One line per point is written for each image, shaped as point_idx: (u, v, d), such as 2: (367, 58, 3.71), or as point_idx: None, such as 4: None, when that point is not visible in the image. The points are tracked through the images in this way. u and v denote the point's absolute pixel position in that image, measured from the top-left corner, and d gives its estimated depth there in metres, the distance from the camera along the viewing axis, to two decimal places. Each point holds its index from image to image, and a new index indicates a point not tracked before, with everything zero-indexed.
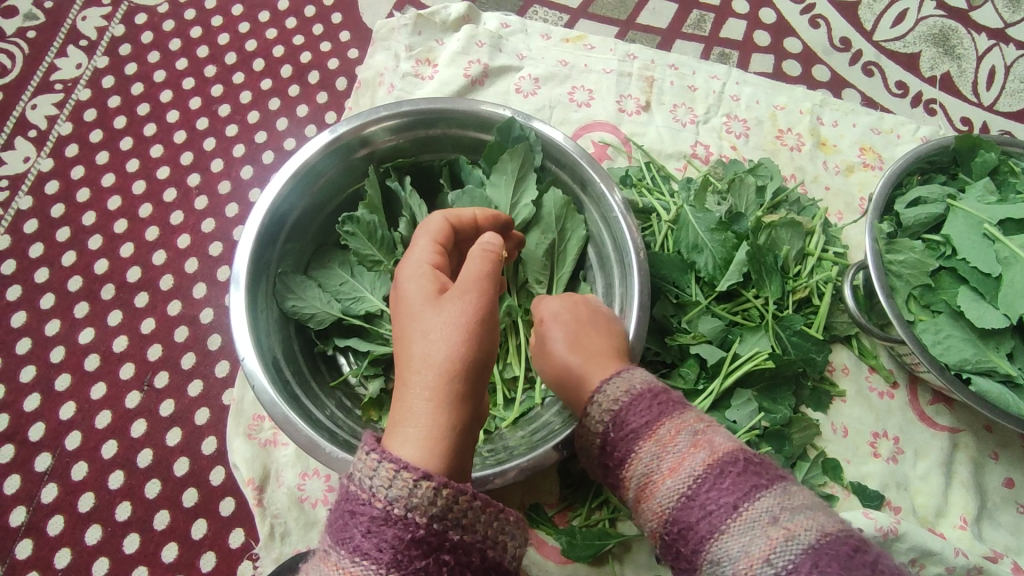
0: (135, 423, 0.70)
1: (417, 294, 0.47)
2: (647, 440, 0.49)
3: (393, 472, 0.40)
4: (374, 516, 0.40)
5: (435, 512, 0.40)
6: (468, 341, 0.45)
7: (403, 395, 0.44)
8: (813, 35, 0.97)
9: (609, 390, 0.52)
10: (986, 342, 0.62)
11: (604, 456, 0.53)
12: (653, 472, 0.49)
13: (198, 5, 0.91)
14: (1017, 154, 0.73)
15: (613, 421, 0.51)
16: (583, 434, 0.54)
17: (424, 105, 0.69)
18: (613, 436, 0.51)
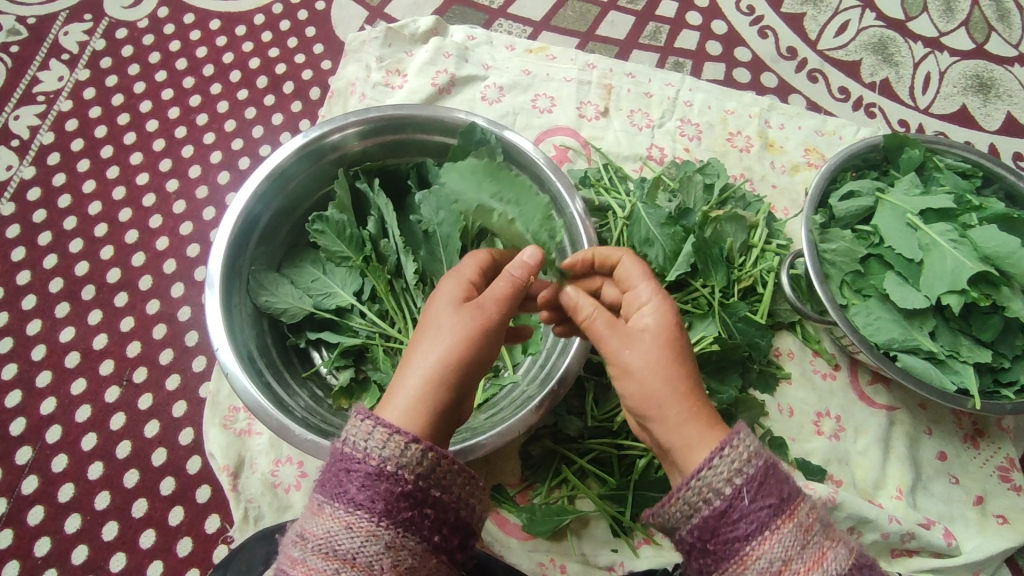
0: (114, 416, 0.73)
1: (446, 297, 0.52)
2: (785, 522, 0.46)
3: (387, 435, 0.46)
4: (368, 472, 0.46)
5: (421, 471, 0.46)
6: (466, 349, 0.50)
7: (405, 370, 0.50)
8: (761, 44, 1.03)
9: (740, 453, 0.47)
10: (910, 322, 0.68)
11: (714, 521, 0.46)
12: (792, 559, 0.45)
13: (176, 20, 0.96)
14: (942, 151, 0.79)
15: (744, 490, 0.46)
16: (690, 490, 0.47)
17: (391, 112, 0.73)
18: (739, 505, 0.46)
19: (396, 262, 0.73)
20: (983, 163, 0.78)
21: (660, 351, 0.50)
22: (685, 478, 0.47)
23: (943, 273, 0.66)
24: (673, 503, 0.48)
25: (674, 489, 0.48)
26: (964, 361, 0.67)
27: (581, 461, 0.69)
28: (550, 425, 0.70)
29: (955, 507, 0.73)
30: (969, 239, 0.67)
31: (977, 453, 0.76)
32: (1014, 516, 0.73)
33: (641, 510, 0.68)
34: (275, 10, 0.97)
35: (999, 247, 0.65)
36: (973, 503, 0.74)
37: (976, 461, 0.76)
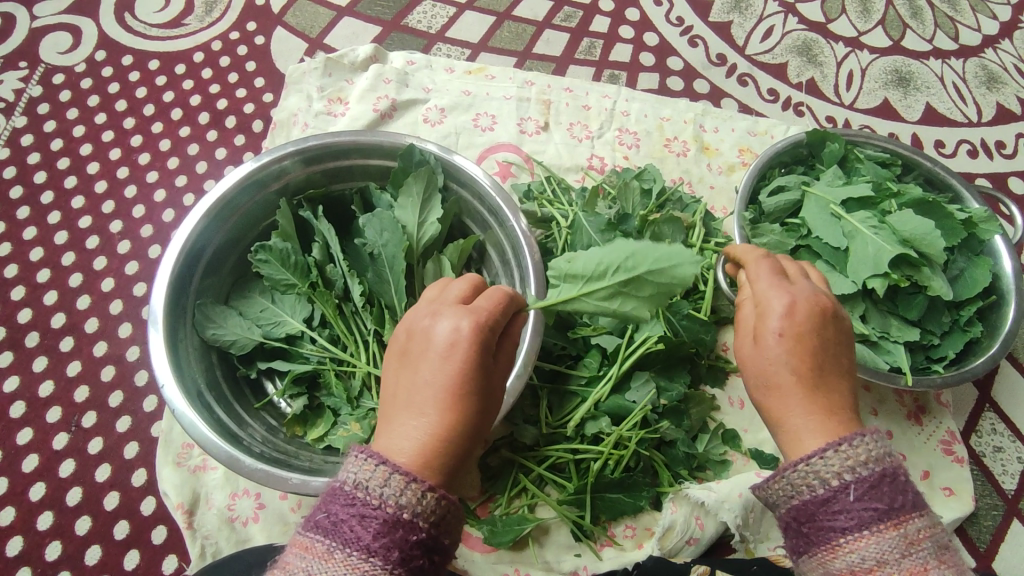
0: (63, 463, 0.72)
1: (458, 345, 0.47)
2: (888, 530, 0.44)
3: (404, 482, 0.43)
4: (384, 518, 0.43)
5: (435, 519, 0.44)
6: (463, 411, 0.46)
7: (400, 429, 0.46)
8: (692, 53, 1.08)
9: (859, 452, 0.46)
10: (841, 307, 0.71)
11: (813, 507, 0.46)
12: (885, 564, 0.43)
13: (115, 62, 0.96)
14: (862, 143, 0.83)
15: (852, 487, 0.45)
16: (796, 473, 0.47)
17: (330, 139, 0.74)
18: (842, 500, 0.45)
19: (343, 286, 0.74)
20: (900, 152, 0.82)
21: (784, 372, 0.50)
22: (793, 461, 0.48)
23: (867, 258, 0.69)
24: (777, 481, 0.48)
25: (781, 468, 0.48)
26: (894, 340, 0.71)
27: (539, 468, 0.69)
28: (507, 436, 0.71)
29: (903, 483, 0.76)
30: (888, 224, 0.70)
31: (921, 429, 0.79)
32: (958, 487, 0.76)
33: (601, 513, 0.69)
34: (214, 47, 0.98)
35: (917, 229, 0.68)
36: (920, 478, 0.76)
37: (921, 437, 0.78)
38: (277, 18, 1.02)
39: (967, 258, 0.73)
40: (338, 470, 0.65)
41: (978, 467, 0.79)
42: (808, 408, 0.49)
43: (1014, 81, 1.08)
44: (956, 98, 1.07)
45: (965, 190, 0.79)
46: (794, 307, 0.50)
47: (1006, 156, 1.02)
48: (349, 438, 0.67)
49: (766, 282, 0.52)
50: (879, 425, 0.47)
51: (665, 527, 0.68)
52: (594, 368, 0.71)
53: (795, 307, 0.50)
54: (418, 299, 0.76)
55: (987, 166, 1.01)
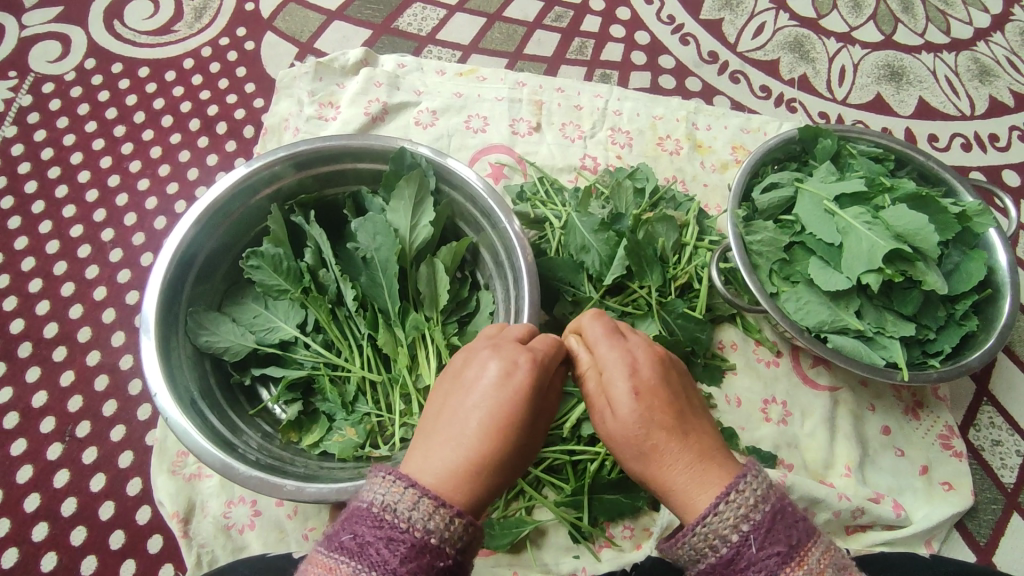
0: (58, 474, 0.71)
1: (513, 378, 0.49)
2: (796, 571, 0.42)
3: (433, 507, 0.43)
4: (411, 544, 0.42)
5: (461, 545, 0.44)
6: (505, 443, 0.47)
7: (435, 448, 0.47)
8: (683, 51, 1.07)
9: (746, 498, 0.44)
10: (836, 303, 0.71)
11: (722, 568, 0.44)
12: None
13: (105, 70, 0.96)
14: (855, 138, 0.82)
15: (751, 537, 0.43)
16: (695, 536, 0.44)
17: (321, 144, 0.74)
18: (746, 555, 0.43)
19: (336, 291, 0.74)
20: (892, 147, 0.82)
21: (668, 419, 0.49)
22: (691, 523, 0.45)
23: (861, 254, 0.68)
24: (680, 546, 0.46)
25: (679, 533, 0.45)
26: (890, 336, 0.71)
27: (536, 471, 0.69)
28: None
29: (903, 479, 0.75)
30: (881, 219, 0.70)
31: (919, 423, 0.78)
32: (957, 481, 0.76)
33: (599, 515, 0.68)
34: (204, 53, 0.98)
35: (909, 224, 0.68)
36: (919, 473, 0.76)
37: (919, 432, 0.78)
38: (267, 23, 1.01)
39: (962, 251, 0.73)
40: (335, 477, 0.64)
41: (977, 460, 0.79)
42: (683, 455, 0.47)
43: (1006, 73, 1.08)
44: (948, 91, 1.07)
45: (958, 183, 0.79)
46: (636, 363, 0.50)
47: (1000, 149, 1.02)
48: (344, 444, 0.67)
49: (600, 339, 0.52)
50: (756, 462, 0.46)
51: (662, 526, 0.69)
52: None
53: (637, 365, 0.50)
54: (412, 303, 0.76)
55: (981, 159, 1.01)
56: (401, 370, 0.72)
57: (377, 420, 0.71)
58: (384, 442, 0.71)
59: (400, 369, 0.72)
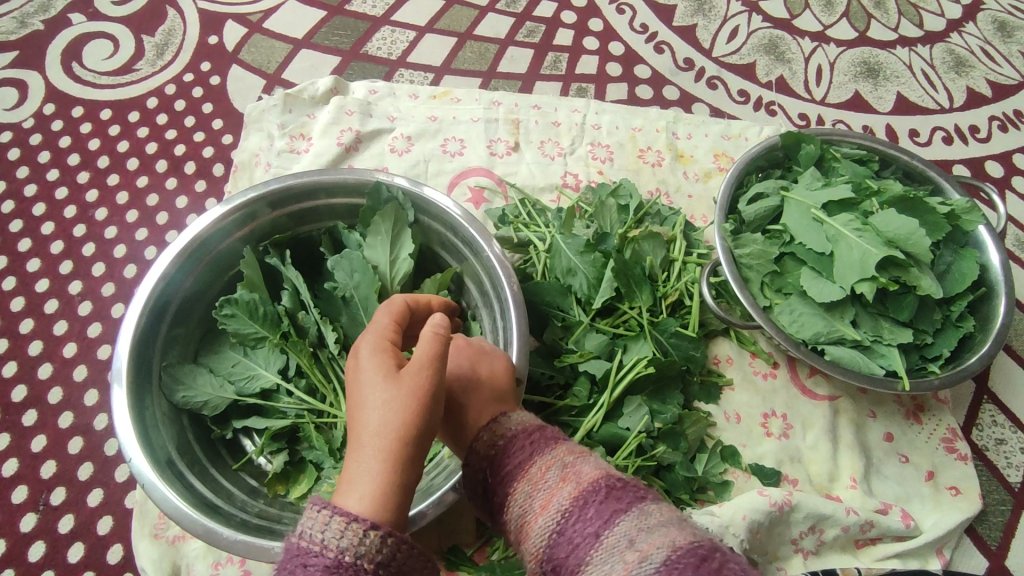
0: (32, 546, 0.68)
1: (367, 367, 0.49)
2: (521, 477, 0.51)
3: (344, 523, 0.43)
4: (326, 564, 0.42)
5: (382, 558, 0.43)
6: (408, 419, 0.47)
7: (351, 460, 0.46)
8: (658, 59, 1.06)
9: (493, 428, 0.54)
10: (832, 313, 0.69)
11: (483, 500, 0.54)
12: (527, 508, 0.50)
13: (65, 115, 0.93)
14: (838, 141, 0.81)
15: (490, 458, 0.53)
16: (466, 477, 0.55)
17: (293, 180, 0.71)
18: (489, 475, 0.53)
19: (317, 333, 0.71)
20: (875, 148, 0.80)
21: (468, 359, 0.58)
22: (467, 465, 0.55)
23: (852, 262, 0.67)
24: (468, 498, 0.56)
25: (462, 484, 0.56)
26: (888, 343, 0.69)
27: None
28: None
29: (909, 487, 0.74)
30: (871, 225, 0.69)
31: (922, 428, 0.77)
32: (964, 485, 0.74)
33: None
34: (168, 90, 0.95)
35: (900, 229, 0.67)
36: (925, 479, 0.74)
37: (922, 436, 0.77)
38: (232, 56, 0.99)
39: (952, 251, 0.72)
40: None
41: (982, 461, 0.78)
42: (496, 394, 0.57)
43: (982, 63, 1.08)
44: (926, 84, 1.06)
45: (945, 181, 0.78)
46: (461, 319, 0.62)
47: (980, 141, 1.01)
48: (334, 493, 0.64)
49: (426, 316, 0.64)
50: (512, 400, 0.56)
51: None
52: (584, 398, 0.70)
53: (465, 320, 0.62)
54: None
55: (964, 151, 1.00)
56: None
57: None
58: None
59: None
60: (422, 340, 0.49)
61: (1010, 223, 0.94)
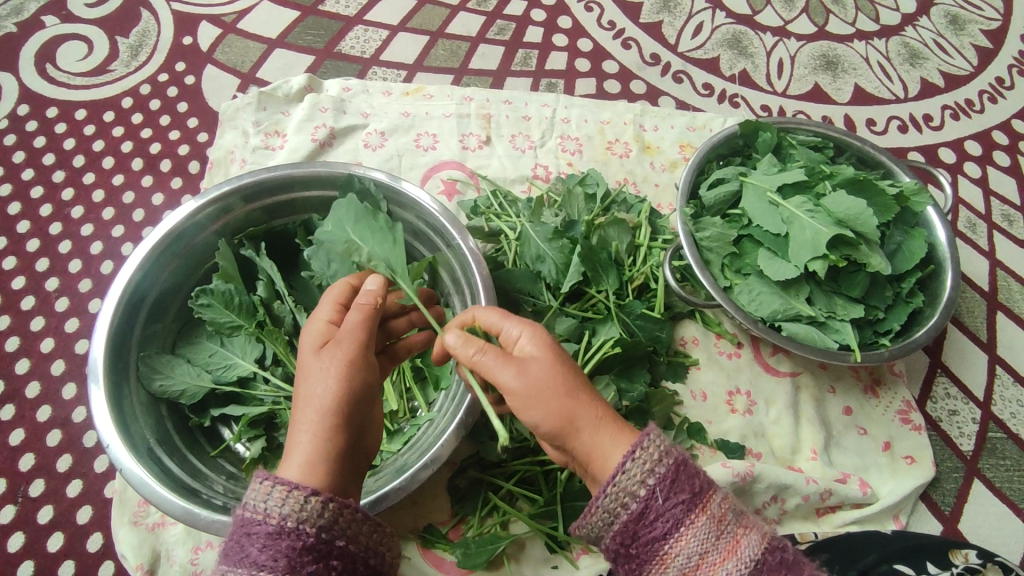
0: (12, 537, 0.69)
1: (305, 351, 0.56)
2: (698, 516, 0.48)
3: (285, 492, 0.48)
4: (269, 531, 0.47)
5: (323, 523, 0.48)
6: (334, 384, 0.53)
7: (293, 430, 0.53)
8: (626, 55, 1.09)
9: (652, 454, 0.49)
10: (788, 292, 0.73)
11: (633, 525, 0.49)
12: (707, 553, 0.47)
13: (39, 115, 0.94)
14: (794, 130, 0.85)
15: (657, 490, 0.48)
16: (608, 497, 0.49)
17: (266, 175, 0.73)
18: (654, 506, 0.48)
19: (293, 322, 0.73)
20: (830, 135, 0.84)
21: (555, 383, 0.51)
22: (603, 486, 0.50)
23: (805, 242, 0.70)
24: (594, 511, 0.50)
25: (594, 498, 0.50)
26: (841, 319, 0.72)
27: (507, 484, 0.69)
28: (474, 454, 0.71)
29: (867, 457, 0.77)
30: (823, 207, 0.72)
31: (879, 401, 0.80)
32: (919, 454, 0.78)
33: (575, 523, 0.68)
34: (143, 90, 0.97)
35: (849, 210, 0.70)
36: (882, 450, 0.78)
37: (879, 409, 0.80)
38: (207, 56, 1.00)
39: (902, 231, 0.75)
40: None
41: (937, 432, 0.81)
42: (595, 426, 0.51)
43: (935, 55, 1.12)
44: (882, 76, 1.10)
45: (895, 165, 0.81)
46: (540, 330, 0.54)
47: (934, 128, 1.05)
48: None
49: (499, 320, 0.55)
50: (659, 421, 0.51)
51: None
52: None
53: (545, 332, 0.54)
54: None
55: (919, 139, 1.04)
56: None
57: None
58: None
59: None
60: (351, 312, 0.55)
61: (962, 206, 0.98)
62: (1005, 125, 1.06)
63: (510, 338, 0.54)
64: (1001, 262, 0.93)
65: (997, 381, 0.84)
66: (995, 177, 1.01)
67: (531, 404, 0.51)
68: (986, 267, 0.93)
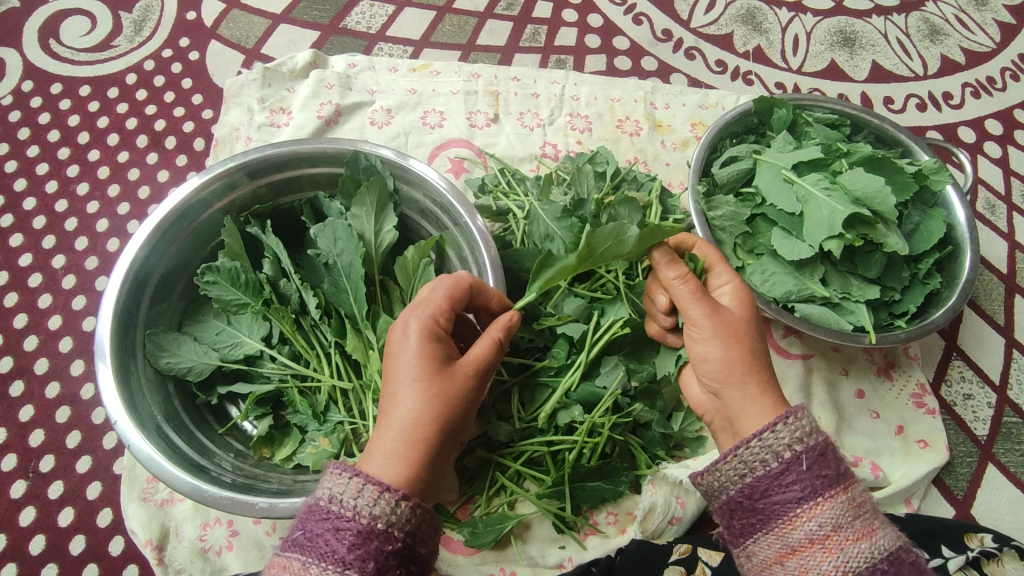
0: (24, 512, 0.70)
1: (409, 350, 0.54)
2: (838, 494, 0.50)
3: (377, 492, 0.48)
4: (358, 530, 0.47)
5: (410, 528, 0.48)
6: (442, 410, 0.52)
7: (383, 434, 0.52)
8: (637, 31, 1.07)
9: (803, 424, 0.51)
10: (802, 272, 0.71)
11: (768, 482, 0.51)
12: (841, 528, 0.49)
13: (43, 91, 0.93)
14: (810, 107, 0.82)
15: (802, 457, 0.50)
16: (750, 451, 0.52)
17: (272, 151, 0.72)
18: (796, 471, 0.50)
19: (299, 300, 0.72)
20: (848, 112, 0.82)
21: (739, 328, 0.56)
22: (747, 438, 0.52)
23: (821, 221, 0.68)
24: (729, 461, 0.52)
25: (733, 448, 0.52)
26: (856, 300, 0.71)
27: (515, 465, 0.69)
28: (481, 435, 0.69)
29: (880, 440, 0.76)
30: (839, 184, 0.70)
31: (892, 383, 0.79)
32: (933, 438, 0.77)
33: (582, 503, 0.68)
34: (147, 67, 0.95)
35: (867, 187, 0.68)
36: (895, 433, 0.77)
37: (892, 392, 0.79)
38: (211, 32, 0.99)
39: (921, 211, 0.74)
40: (309, 489, 0.63)
41: (950, 415, 0.80)
42: (752, 378, 0.55)
43: (956, 31, 1.09)
44: (901, 52, 1.07)
45: (913, 143, 0.79)
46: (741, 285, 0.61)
47: (954, 107, 1.02)
48: (319, 454, 0.65)
49: (716, 261, 0.62)
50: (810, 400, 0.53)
51: (646, 509, 0.69)
52: (563, 358, 0.69)
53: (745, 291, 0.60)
54: (379, 305, 0.74)
55: (937, 118, 1.02)
56: (374, 374, 0.69)
57: (351, 428, 0.68)
58: (360, 449, 0.68)
59: (371, 374, 0.69)
60: (480, 342, 0.56)
61: (981, 187, 0.96)
62: None
63: (714, 286, 0.61)
64: (1020, 244, 0.91)
65: (1014, 364, 0.83)
66: (1015, 156, 0.99)
67: (707, 341, 0.56)
68: (1004, 249, 0.91)
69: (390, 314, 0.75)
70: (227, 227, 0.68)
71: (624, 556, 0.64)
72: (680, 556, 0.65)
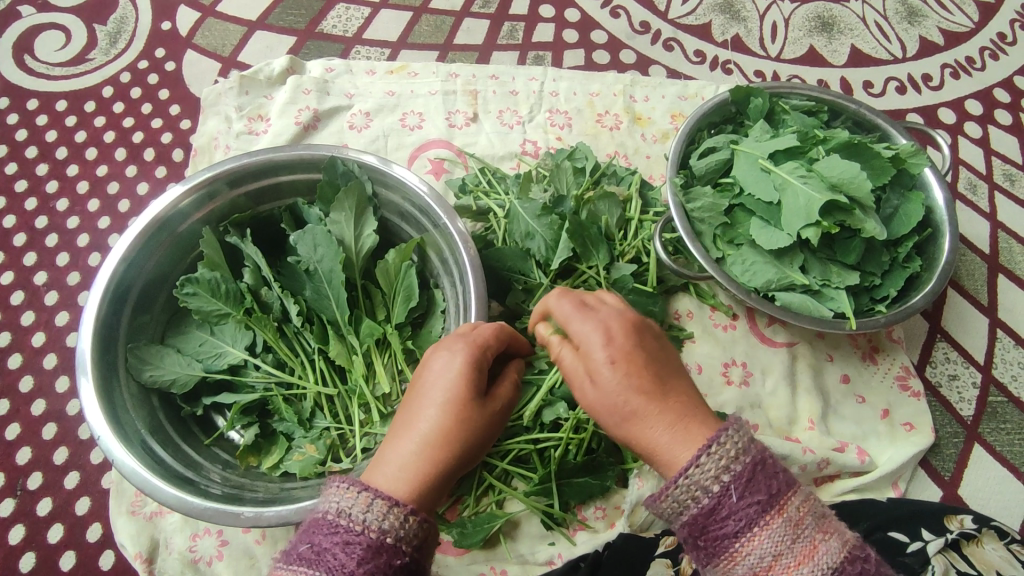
0: (13, 530, 0.71)
1: (450, 371, 0.54)
2: (773, 518, 0.46)
3: (387, 507, 0.48)
4: (369, 544, 0.46)
5: (417, 543, 0.49)
6: (466, 433, 0.52)
7: (401, 447, 0.52)
8: (614, 24, 1.06)
9: (728, 451, 0.47)
10: (781, 260, 0.71)
11: (704, 519, 0.47)
12: (782, 555, 0.45)
13: (20, 108, 0.93)
14: (787, 94, 0.82)
15: (731, 488, 0.46)
16: (679, 489, 0.47)
17: (249, 160, 0.71)
18: (727, 505, 0.46)
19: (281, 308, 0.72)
20: (825, 99, 0.81)
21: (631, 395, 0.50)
22: (674, 476, 0.48)
23: (798, 209, 0.69)
24: (664, 500, 0.48)
25: (664, 486, 0.48)
26: (836, 287, 0.71)
27: (502, 464, 0.68)
28: None
29: (867, 426, 0.77)
30: (816, 172, 0.70)
31: (877, 367, 0.79)
32: (918, 421, 0.77)
33: (571, 499, 0.68)
34: (123, 79, 0.95)
35: (844, 173, 0.68)
36: (881, 417, 0.77)
37: (877, 376, 0.79)
38: (186, 41, 0.98)
39: (899, 194, 0.74)
40: (297, 496, 0.63)
41: (936, 396, 0.80)
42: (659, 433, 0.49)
43: (934, 12, 1.09)
44: (880, 36, 1.07)
45: (891, 127, 0.79)
46: (609, 329, 0.52)
47: (933, 88, 1.02)
48: (305, 462, 0.66)
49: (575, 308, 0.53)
50: (737, 415, 0.49)
51: (633, 503, 0.69)
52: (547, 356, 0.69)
53: (611, 334, 0.52)
54: (361, 309, 0.74)
55: (917, 100, 1.02)
56: (358, 380, 0.69)
57: (338, 433, 0.69)
58: (346, 454, 0.69)
59: (356, 379, 0.70)
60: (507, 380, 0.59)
61: (962, 167, 0.96)
62: (1006, 82, 1.03)
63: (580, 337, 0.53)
64: (1002, 224, 0.91)
65: (998, 344, 0.83)
66: (996, 136, 0.99)
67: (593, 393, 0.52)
68: (988, 229, 0.91)
69: (374, 318, 0.75)
70: (205, 237, 0.68)
71: (612, 550, 0.65)
72: (667, 549, 0.66)
